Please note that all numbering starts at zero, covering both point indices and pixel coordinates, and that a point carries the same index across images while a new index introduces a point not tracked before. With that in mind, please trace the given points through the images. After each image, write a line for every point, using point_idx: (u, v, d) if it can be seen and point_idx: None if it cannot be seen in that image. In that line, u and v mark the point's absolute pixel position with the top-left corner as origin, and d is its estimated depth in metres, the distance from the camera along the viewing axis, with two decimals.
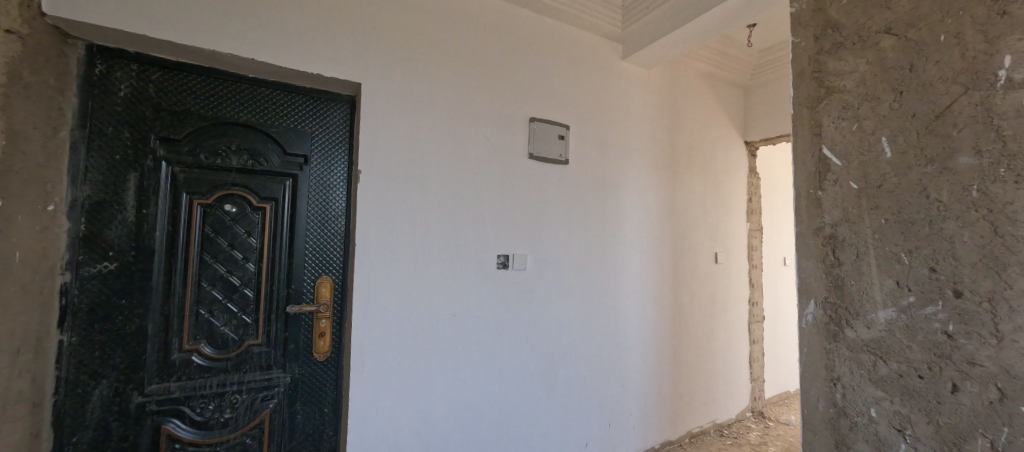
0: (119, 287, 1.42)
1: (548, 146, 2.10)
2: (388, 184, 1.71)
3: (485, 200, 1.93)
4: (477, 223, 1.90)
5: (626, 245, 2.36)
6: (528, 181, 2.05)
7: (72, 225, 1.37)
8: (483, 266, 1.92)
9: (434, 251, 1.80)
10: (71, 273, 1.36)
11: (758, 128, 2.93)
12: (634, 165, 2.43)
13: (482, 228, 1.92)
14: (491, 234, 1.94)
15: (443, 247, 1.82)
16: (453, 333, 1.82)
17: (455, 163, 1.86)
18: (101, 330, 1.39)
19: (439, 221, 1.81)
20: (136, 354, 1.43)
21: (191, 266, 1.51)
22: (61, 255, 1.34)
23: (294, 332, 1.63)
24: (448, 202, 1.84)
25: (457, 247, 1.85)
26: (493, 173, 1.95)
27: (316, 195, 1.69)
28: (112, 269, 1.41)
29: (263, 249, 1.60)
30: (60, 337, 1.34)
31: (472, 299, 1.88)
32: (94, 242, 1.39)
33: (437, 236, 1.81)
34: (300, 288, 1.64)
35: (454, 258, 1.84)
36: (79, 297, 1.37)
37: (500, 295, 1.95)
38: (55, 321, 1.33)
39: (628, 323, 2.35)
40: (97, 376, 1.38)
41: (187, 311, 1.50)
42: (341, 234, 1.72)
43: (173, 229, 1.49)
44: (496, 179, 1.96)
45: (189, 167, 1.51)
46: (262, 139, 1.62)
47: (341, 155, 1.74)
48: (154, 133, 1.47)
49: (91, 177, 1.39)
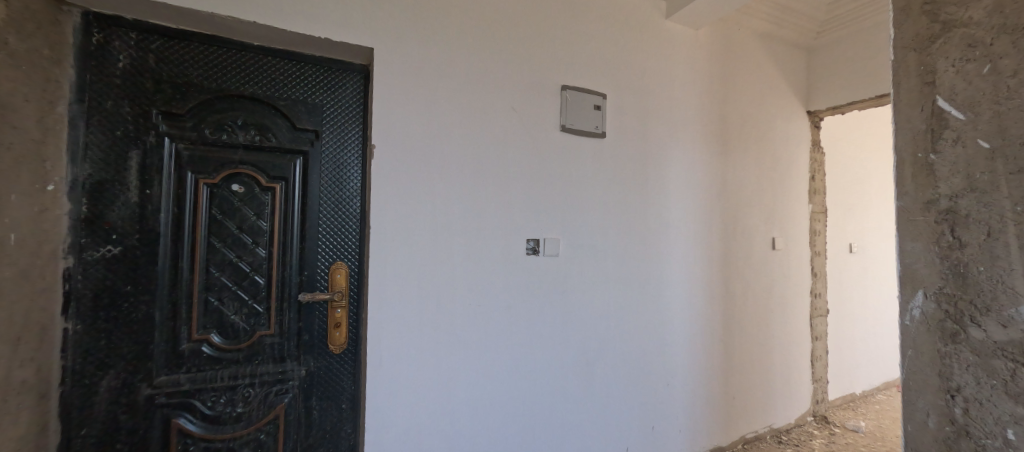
0: (123, 273, 1.32)
1: (582, 117, 1.86)
2: (406, 162, 1.54)
3: (513, 179, 1.73)
4: (504, 205, 1.71)
5: (670, 229, 2.11)
6: (561, 158, 1.83)
7: (72, 207, 1.28)
8: (511, 252, 1.73)
9: (457, 236, 1.62)
10: (73, 258, 1.28)
11: (826, 95, 2.56)
12: (680, 139, 2.14)
13: (510, 211, 1.72)
14: (521, 218, 1.74)
15: (468, 231, 1.64)
16: (478, 327, 1.65)
17: (478, 139, 1.67)
18: (106, 318, 1.31)
19: (462, 203, 1.63)
20: (143, 344, 1.34)
21: (199, 252, 1.40)
22: (62, 239, 1.26)
23: (308, 322, 1.51)
24: (472, 182, 1.65)
25: (482, 232, 1.67)
26: (522, 148, 1.75)
27: (330, 174, 1.55)
28: (116, 253, 1.32)
29: (275, 233, 1.48)
30: (65, 325, 1.27)
31: (501, 289, 1.70)
32: (96, 224, 1.30)
33: (460, 219, 1.63)
34: (313, 275, 1.51)
35: (479, 243, 1.67)
36: (80, 283, 1.28)
37: (530, 283, 1.76)
38: (59, 308, 1.26)
39: (673, 316, 2.10)
40: (103, 367, 1.30)
41: (195, 299, 1.40)
42: (357, 217, 1.58)
43: (177, 211, 1.38)
44: (526, 156, 1.76)
45: (193, 144, 1.40)
46: (270, 113, 1.49)
47: (355, 130, 1.59)
48: (156, 108, 1.36)
49: (90, 155, 1.30)
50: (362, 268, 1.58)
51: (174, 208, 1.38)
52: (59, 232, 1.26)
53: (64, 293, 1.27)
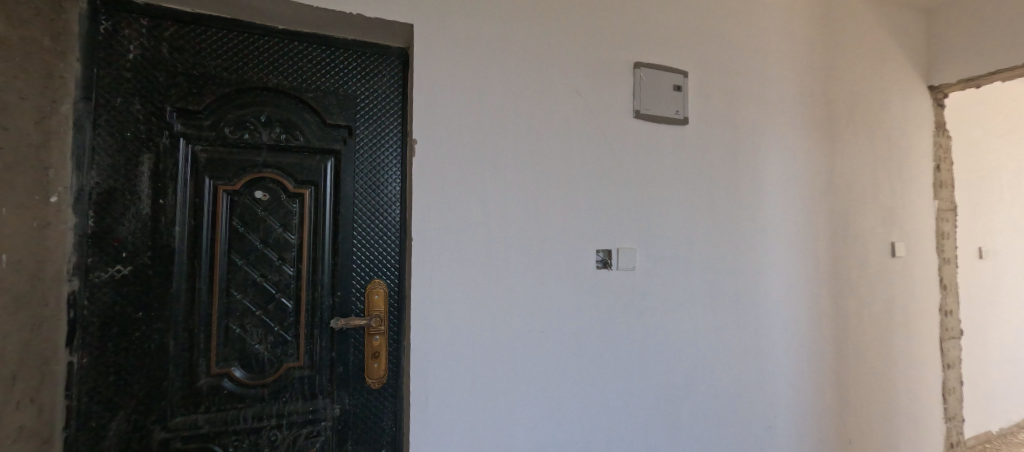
0: (133, 297, 1.14)
1: (661, 100, 1.54)
2: (454, 161, 1.29)
3: (576, 178, 1.44)
4: (568, 209, 1.42)
5: (768, 235, 1.73)
6: (634, 152, 1.51)
7: (75, 221, 1.11)
8: (577, 267, 1.43)
9: (512, 248, 1.35)
10: (76, 281, 1.10)
11: (954, 66, 2.09)
12: (777, 124, 1.76)
13: (574, 217, 1.43)
14: (587, 226, 1.44)
15: (525, 242, 1.36)
16: (539, 358, 1.37)
17: (535, 131, 1.39)
18: (115, 349, 1.13)
19: (518, 208, 1.36)
20: (157, 379, 1.15)
21: (218, 270, 1.20)
22: (62, 260, 1.09)
23: (342, 352, 1.28)
24: (529, 183, 1.37)
25: (541, 242, 1.38)
26: (586, 141, 1.45)
27: (366, 178, 1.32)
28: (126, 274, 1.14)
29: (304, 247, 1.27)
30: (69, 358, 1.09)
31: (565, 312, 1.40)
32: (102, 242, 1.12)
33: (517, 228, 1.35)
34: (348, 295, 1.29)
35: (539, 256, 1.38)
36: (84, 310, 1.11)
37: (600, 304, 1.45)
38: (63, 338, 1.09)
39: (774, 341, 1.72)
40: (113, 406, 1.12)
41: (214, 326, 1.19)
42: (397, 227, 1.34)
43: (194, 224, 1.19)
44: (592, 150, 1.46)
45: (212, 145, 1.21)
46: (297, 107, 1.28)
47: (393, 125, 1.35)
48: (170, 104, 1.18)
49: (97, 161, 1.12)
50: (404, 287, 1.34)
51: (190, 221, 1.19)
52: (59, 251, 1.08)
53: (64, 322, 1.09)
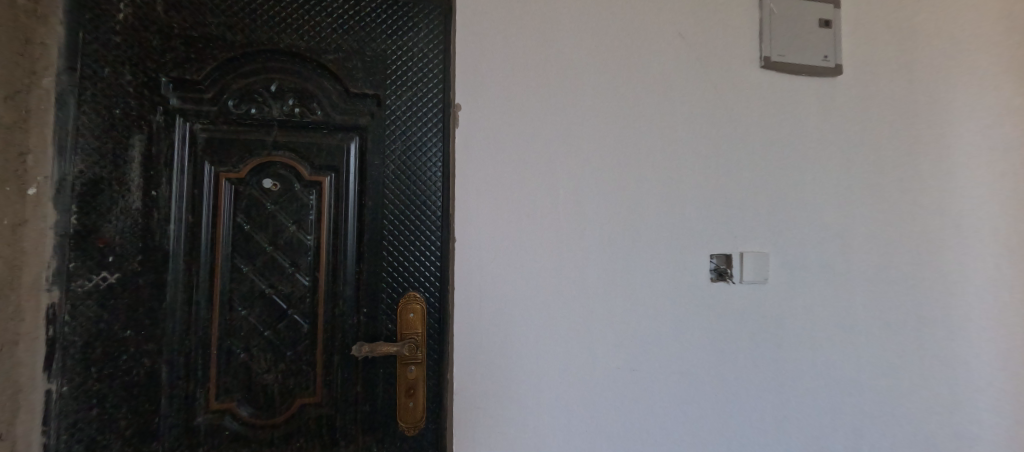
0: (120, 311, 0.93)
1: (799, 39, 1.11)
2: (503, 144, 1.02)
3: (672, 158, 1.07)
4: (660, 202, 1.07)
5: (960, 234, 1.21)
6: (755, 121, 1.10)
7: (56, 219, 0.91)
8: (672, 278, 1.07)
9: (580, 253, 1.04)
10: (56, 291, 0.91)
11: None
12: (970, 74, 1.23)
13: (669, 211, 1.07)
14: (688, 223, 1.07)
15: (598, 245, 1.05)
16: (616, 396, 1.04)
17: (615, 99, 1.07)
18: (100, 376, 0.91)
19: (588, 201, 1.05)
20: (147, 415, 0.93)
21: (219, 279, 0.96)
22: (42, 265, 0.90)
23: (370, 386, 0.99)
24: (603, 168, 1.06)
25: (622, 244, 1.05)
26: (685, 108, 1.08)
27: (398, 161, 1.03)
28: (113, 283, 0.93)
29: (322, 249, 1.00)
30: (48, 385, 0.90)
31: (653, 337, 1.06)
32: (85, 243, 0.92)
33: (587, 228, 1.04)
34: (376, 312, 1.00)
35: (618, 263, 1.05)
36: (65, 327, 0.90)
37: (707, 328, 1.07)
38: (39, 362, 0.89)
39: (966, 385, 1.22)
40: (96, 446, 0.91)
41: (214, 349, 0.95)
42: (438, 224, 1.03)
43: (190, 221, 0.96)
44: (693, 121, 1.08)
45: (213, 123, 0.97)
46: (315, 73, 1.01)
47: (433, 92, 1.05)
48: (165, 74, 0.96)
49: (81, 145, 0.92)
50: (446, 302, 1.03)
51: (186, 217, 0.96)
52: (37, 255, 0.89)
53: (43, 341, 0.89)
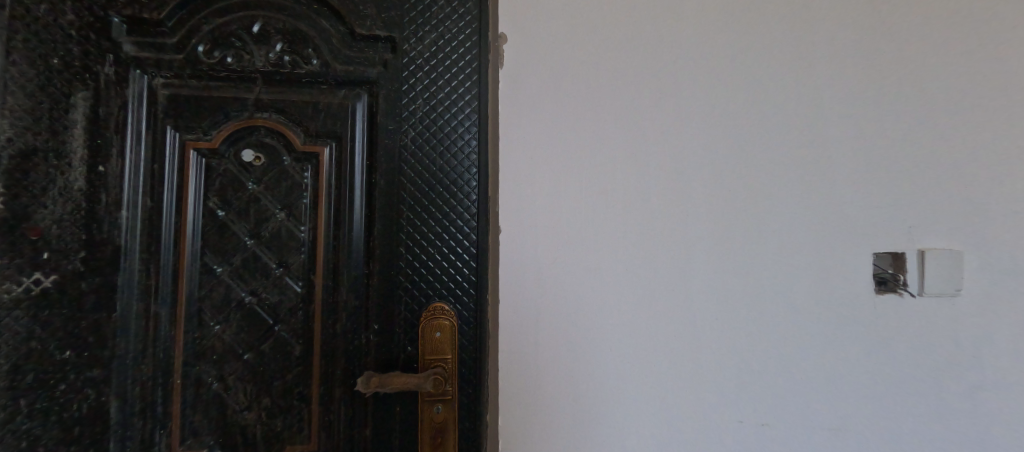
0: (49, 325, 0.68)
1: None
2: (562, 107, 0.76)
3: (791, 128, 0.78)
4: (785, 177, 0.77)
5: None
6: (909, 74, 0.80)
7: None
8: (791, 291, 0.77)
9: (662, 260, 0.76)
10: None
11: None
12: None
13: (798, 190, 0.78)
14: (819, 211, 0.78)
15: (688, 247, 0.76)
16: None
17: (713, 49, 0.78)
18: (21, 416, 0.66)
19: (674, 187, 0.76)
20: None
21: (185, 283, 0.72)
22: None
23: (383, 432, 0.73)
24: (694, 143, 0.77)
25: (722, 246, 0.77)
26: (810, 59, 0.79)
27: (420, 127, 0.77)
28: (42, 289, 0.68)
29: (319, 245, 0.74)
30: None
31: (766, 374, 0.76)
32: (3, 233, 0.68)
33: (672, 224, 0.76)
34: (390, 331, 0.74)
35: (716, 271, 0.76)
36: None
37: (845, 357, 0.77)
38: None
39: None
40: None
41: (176, 377, 0.71)
42: (473, 212, 0.76)
43: (148, 206, 0.72)
44: (818, 75, 0.79)
45: (179, 77, 0.74)
46: (311, 9, 0.75)
47: (467, 34, 0.77)
48: (115, 10, 0.72)
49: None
50: (483, 318, 0.75)
51: (142, 199, 0.72)
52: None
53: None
